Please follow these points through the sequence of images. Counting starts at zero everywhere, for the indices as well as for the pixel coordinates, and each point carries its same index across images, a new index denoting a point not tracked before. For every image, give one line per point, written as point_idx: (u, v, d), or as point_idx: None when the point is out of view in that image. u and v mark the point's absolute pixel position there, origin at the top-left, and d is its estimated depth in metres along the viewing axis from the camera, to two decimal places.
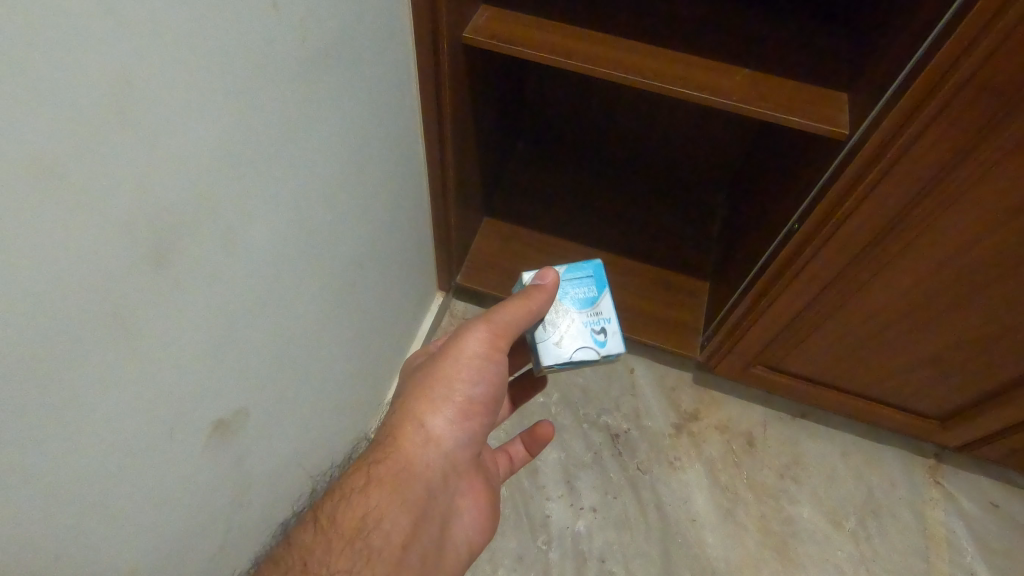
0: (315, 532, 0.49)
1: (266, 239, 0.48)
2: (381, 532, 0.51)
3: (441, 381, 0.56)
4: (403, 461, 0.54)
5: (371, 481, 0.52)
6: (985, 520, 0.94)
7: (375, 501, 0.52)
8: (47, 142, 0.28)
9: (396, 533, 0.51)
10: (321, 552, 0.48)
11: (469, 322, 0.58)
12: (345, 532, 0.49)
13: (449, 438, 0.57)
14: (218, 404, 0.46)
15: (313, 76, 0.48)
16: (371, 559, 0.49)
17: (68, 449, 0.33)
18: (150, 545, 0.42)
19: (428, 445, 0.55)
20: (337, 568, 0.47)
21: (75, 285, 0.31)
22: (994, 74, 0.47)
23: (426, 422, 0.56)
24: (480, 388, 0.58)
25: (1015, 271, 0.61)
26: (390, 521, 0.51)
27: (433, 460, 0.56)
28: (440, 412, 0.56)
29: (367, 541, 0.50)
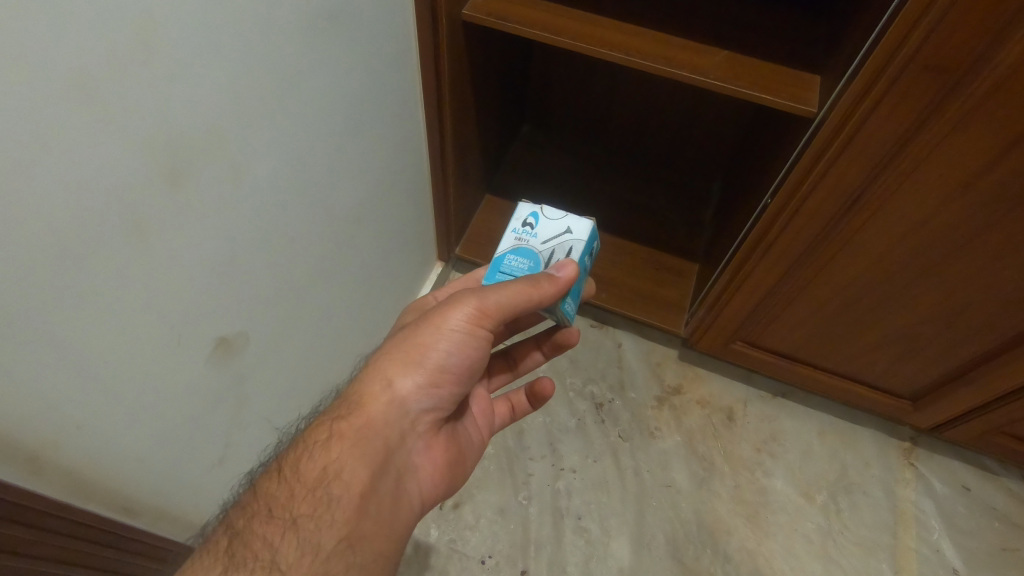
0: (278, 480, 0.50)
1: (269, 180, 0.54)
2: (339, 483, 0.49)
3: (416, 347, 0.53)
4: (365, 418, 0.51)
5: (331, 435, 0.51)
6: (956, 502, 0.96)
7: (335, 453, 0.50)
8: (83, 63, 0.35)
9: (354, 485, 0.49)
10: (285, 498, 0.48)
11: (462, 294, 0.54)
12: (304, 480, 0.49)
13: (416, 403, 0.54)
14: (218, 324, 0.54)
15: (316, 36, 0.54)
16: (330, 508, 0.48)
17: (82, 325, 0.40)
18: (146, 432, 0.49)
19: (391, 406, 0.52)
20: (299, 515, 0.47)
21: (97, 185, 0.38)
22: (937, 50, 0.51)
23: (394, 384, 0.52)
24: (456, 360, 0.54)
25: (972, 245, 0.64)
26: (347, 474, 0.49)
27: (396, 422, 0.53)
28: (408, 376, 0.53)
29: (327, 490, 0.48)
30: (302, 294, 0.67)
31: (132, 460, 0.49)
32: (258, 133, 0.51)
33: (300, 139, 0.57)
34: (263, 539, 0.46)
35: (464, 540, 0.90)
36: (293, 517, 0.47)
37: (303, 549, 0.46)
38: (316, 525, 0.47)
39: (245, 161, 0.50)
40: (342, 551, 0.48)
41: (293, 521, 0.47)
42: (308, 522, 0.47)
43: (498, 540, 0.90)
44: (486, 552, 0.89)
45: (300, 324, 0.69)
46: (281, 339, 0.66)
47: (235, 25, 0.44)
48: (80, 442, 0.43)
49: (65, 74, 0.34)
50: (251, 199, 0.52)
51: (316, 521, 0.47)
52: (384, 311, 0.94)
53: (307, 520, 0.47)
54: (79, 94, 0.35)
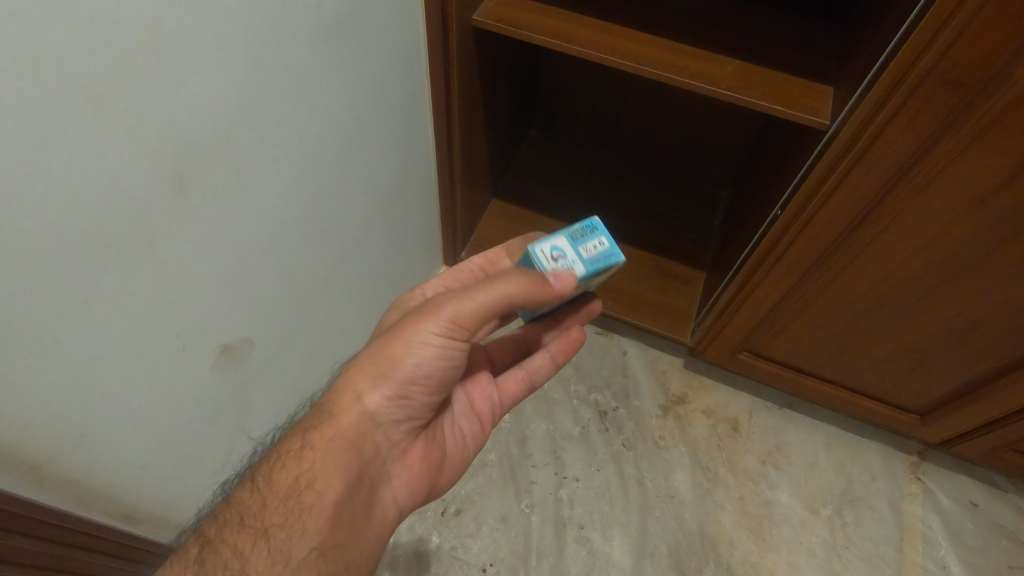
0: (252, 490, 0.49)
1: (276, 187, 0.54)
2: (311, 493, 0.48)
3: (386, 358, 0.51)
4: (337, 429, 0.50)
5: (303, 446, 0.50)
6: (963, 518, 0.95)
7: (307, 463, 0.49)
8: (91, 73, 0.35)
9: (327, 494, 0.49)
10: (256, 507, 0.48)
11: (437, 300, 0.51)
12: (276, 490, 0.48)
13: (387, 414, 0.52)
14: (221, 332, 0.53)
15: (325, 41, 0.54)
16: (302, 517, 0.48)
17: (86, 333, 0.40)
18: (144, 438, 0.49)
19: (363, 417, 0.51)
20: (271, 524, 0.47)
21: (106, 192, 0.38)
22: (953, 66, 0.51)
23: (363, 397, 0.51)
24: (426, 371, 0.51)
25: (985, 260, 0.63)
26: (320, 484, 0.49)
27: (368, 433, 0.52)
28: (377, 389, 0.51)
29: (299, 499, 0.48)
30: (307, 300, 0.67)
31: (133, 468, 0.49)
32: (265, 141, 0.50)
33: (308, 146, 0.56)
34: (233, 548, 0.46)
35: (465, 548, 0.90)
36: (265, 526, 0.47)
37: (274, 558, 0.46)
38: (287, 534, 0.47)
39: (253, 168, 0.50)
40: (315, 561, 0.47)
41: (264, 528, 0.47)
42: (279, 531, 0.47)
43: (500, 548, 0.90)
44: (487, 560, 0.89)
45: (304, 330, 0.69)
46: (285, 345, 0.65)
47: (245, 34, 0.44)
48: (82, 452, 0.44)
49: (72, 83, 0.34)
50: (257, 206, 0.52)
51: (288, 529, 0.47)
52: None
53: (278, 528, 0.47)
54: (87, 102, 0.35)
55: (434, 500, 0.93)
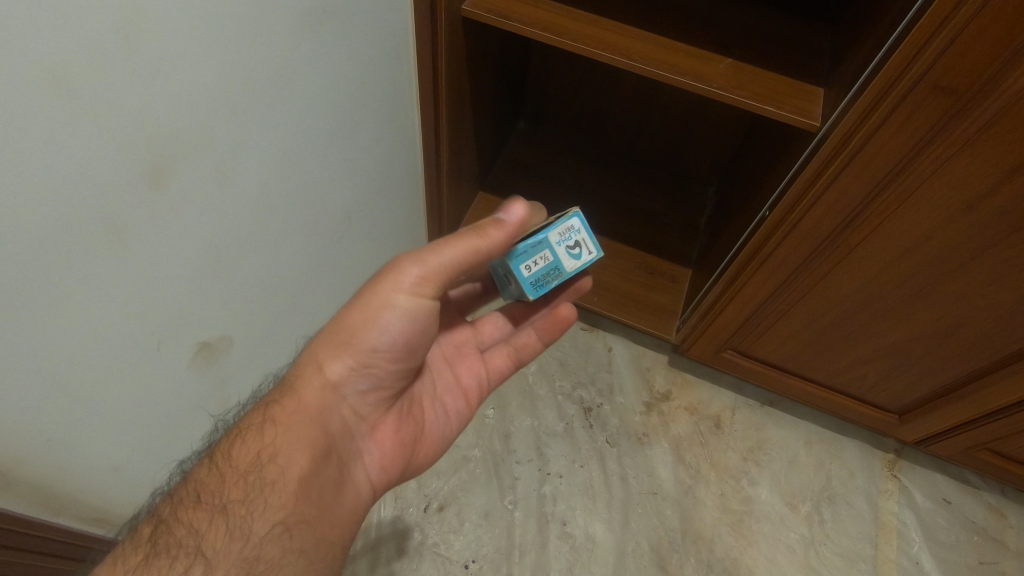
0: (208, 466, 0.47)
1: (256, 180, 0.52)
2: (274, 468, 0.47)
3: (343, 328, 0.52)
4: (298, 402, 0.50)
5: (265, 419, 0.49)
6: (936, 514, 0.97)
7: (269, 437, 0.48)
8: (55, 57, 0.32)
9: (291, 470, 0.47)
10: (214, 484, 0.46)
11: (403, 254, 0.52)
12: (238, 467, 0.47)
13: (351, 386, 0.53)
14: (200, 330, 0.52)
15: (308, 29, 0.52)
16: (263, 492, 0.46)
17: (55, 334, 0.38)
18: (113, 437, 0.47)
19: (324, 390, 0.52)
20: (230, 500, 0.45)
21: (76, 188, 0.36)
22: (945, 73, 0.51)
23: (325, 368, 0.52)
24: (392, 335, 0.52)
25: (970, 265, 0.64)
26: (283, 458, 0.48)
27: (331, 407, 0.52)
28: (338, 359, 0.52)
29: (261, 475, 0.47)
30: (287, 295, 0.65)
31: (105, 469, 0.48)
32: (245, 132, 0.48)
33: (290, 138, 0.55)
34: (187, 525, 0.44)
35: (448, 544, 0.89)
36: (225, 502, 0.45)
37: (233, 534, 0.44)
38: (248, 510, 0.45)
39: (233, 159, 0.48)
40: (277, 536, 0.45)
41: (224, 505, 0.45)
42: (240, 507, 0.45)
43: (483, 544, 0.90)
44: (470, 557, 0.89)
45: (283, 324, 0.67)
46: (263, 341, 0.64)
47: (225, 20, 0.42)
48: (49, 454, 0.42)
49: (38, 71, 0.32)
50: (236, 198, 0.50)
51: (248, 505, 0.45)
52: None
53: (239, 505, 0.45)
54: (53, 92, 0.33)
55: (417, 496, 0.92)
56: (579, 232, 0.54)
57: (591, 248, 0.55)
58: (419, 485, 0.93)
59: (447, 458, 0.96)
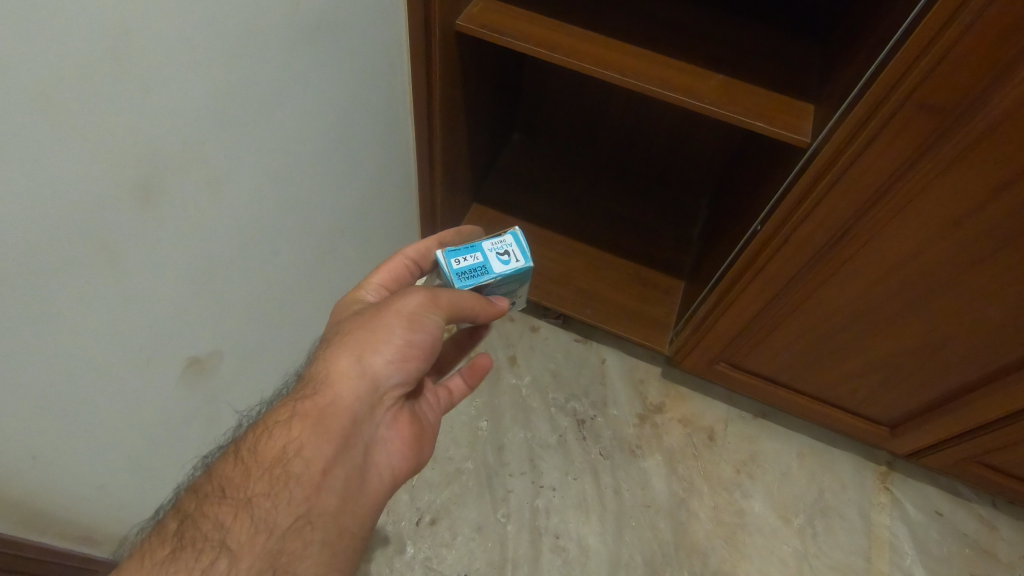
0: (234, 461, 0.48)
1: (248, 195, 0.52)
2: (299, 462, 0.47)
3: (378, 328, 0.50)
4: (331, 396, 0.48)
5: (293, 414, 0.48)
6: (928, 527, 0.97)
7: (296, 432, 0.47)
8: (47, 77, 0.33)
9: (316, 462, 0.47)
10: (239, 478, 0.47)
11: (411, 286, 0.53)
12: (263, 460, 0.47)
13: (388, 380, 0.51)
14: (191, 344, 0.52)
15: (301, 45, 0.52)
16: (288, 485, 0.46)
17: (42, 352, 0.38)
18: (101, 452, 0.47)
19: (361, 380, 0.49)
20: (254, 493, 0.46)
21: (65, 205, 0.36)
22: (931, 92, 0.51)
23: (364, 359, 0.50)
24: (424, 338, 0.51)
25: (958, 280, 0.64)
26: (309, 451, 0.47)
27: (364, 398, 0.49)
28: (377, 352, 0.50)
29: (287, 468, 0.46)
30: (279, 308, 0.65)
31: (93, 485, 0.48)
32: (236, 148, 0.49)
33: (282, 153, 0.55)
34: (213, 520, 0.45)
35: (440, 558, 0.89)
36: (248, 496, 0.46)
37: (256, 527, 0.45)
38: (273, 503, 0.46)
39: (225, 174, 0.48)
40: (299, 529, 0.46)
41: (248, 499, 0.46)
42: (264, 501, 0.46)
43: (475, 558, 0.89)
44: (462, 570, 0.88)
45: (274, 338, 0.67)
46: (254, 355, 0.64)
47: (217, 37, 0.42)
48: (37, 472, 0.42)
49: (30, 90, 0.32)
50: (228, 212, 0.50)
51: (273, 498, 0.46)
52: None
53: (263, 498, 0.46)
54: (44, 111, 0.33)
55: (409, 509, 0.92)
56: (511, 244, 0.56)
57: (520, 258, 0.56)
58: (412, 498, 0.93)
59: (440, 471, 0.95)
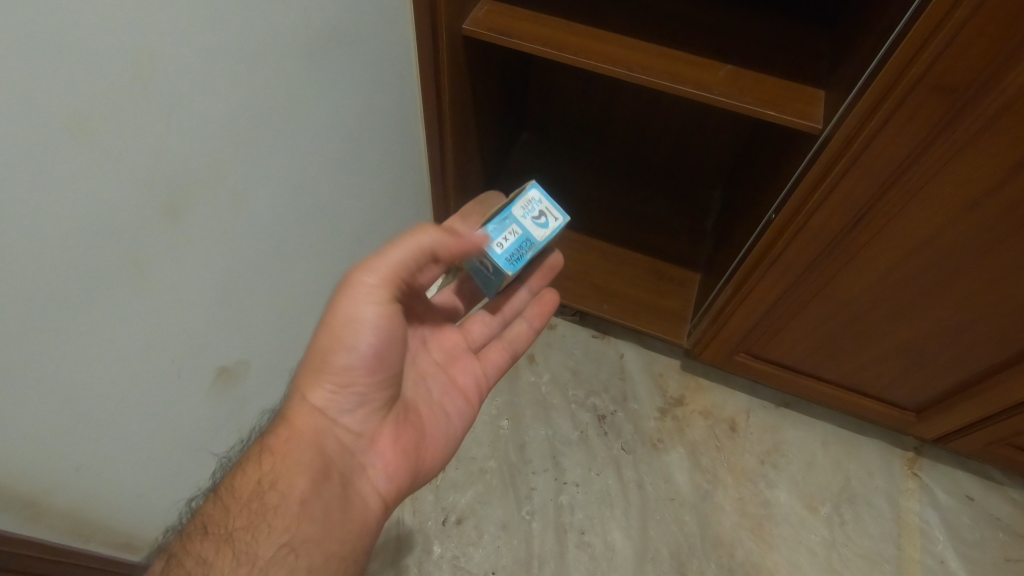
0: (213, 500, 0.49)
1: (268, 207, 0.53)
2: (276, 494, 0.49)
3: (321, 352, 0.53)
4: (291, 432, 0.52)
5: (262, 452, 0.51)
6: (960, 512, 0.96)
7: (268, 467, 0.50)
8: (77, 106, 0.34)
9: (293, 494, 0.49)
10: (219, 515, 0.47)
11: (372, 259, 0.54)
12: (242, 496, 0.48)
13: (342, 407, 0.54)
14: (219, 355, 0.54)
15: (314, 57, 0.53)
16: (267, 517, 0.47)
17: (81, 370, 0.40)
18: (136, 462, 0.48)
19: (316, 417, 0.53)
20: (235, 527, 0.47)
21: (96, 228, 0.38)
22: (943, 75, 0.51)
23: (312, 398, 0.53)
24: (365, 343, 0.52)
25: (980, 262, 0.64)
26: (284, 484, 0.49)
27: (325, 431, 0.53)
28: (322, 385, 0.53)
29: (264, 501, 0.48)
30: (301, 314, 0.67)
31: (131, 494, 0.50)
32: (256, 163, 0.50)
33: (299, 165, 0.56)
34: (196, 555, 0.45)
35: (467, 557, 0.90)
36: (229, 530, 0.46)
37: (239, 560, 0.45)
38: (252, 535, 0.47)
39: (245, 188, 0.50)
40: (283, 557, 0.46)
41: (229, 534, 0.46)
42: (245, 533, 0.46)
43: (502, 556, 0.90)
44: (489, 569, 0.89)
45: (296, 344, 0.68)
46: (278, 362, 0.65)
47: (232, 55, 0.44)
48: (79, 482, 0.43)
49: (60, 119, 0.33)
50: (249, 226, 0.52)
51: (253, 530, 0.47)
52: None
53: (244, 532, 0.46)
54: (75, 137, 0.35)
55: (435, 509, 0.93)
56: (541, 202, 0.56)
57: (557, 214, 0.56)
58: (437, 498, 0.94)
59: (464, 470, 0.96)
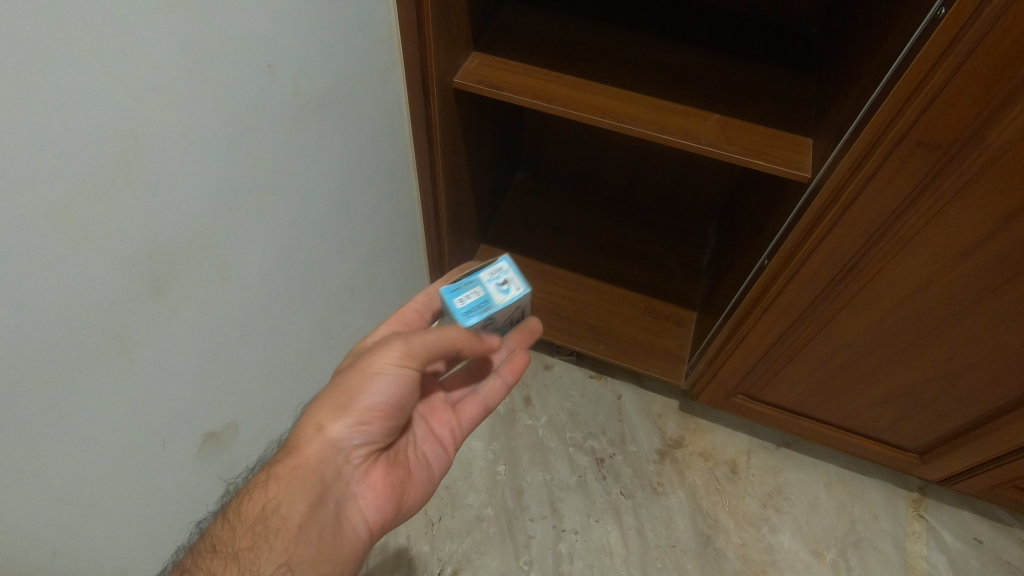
0: (223, 522, 0.50)
1: (257, 269, 0.54)
2: (277, 518, 0.50)
3: (343, 390, 0.52)
4: (300, 461, 0.51)
5: (269, 478, 0.51)
6: (968, 555, 0.94)
7: (273, 492, 0.50)
8: (61, 193, 0.34)
9: (292, 519, 0.50)
10: (227, 535, 0.49)
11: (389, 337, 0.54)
12: (246, 517, 0.50)
13: (350, 441, 0.53)
14: (207, 418, 0.53)
15: (303, 120, 0.54)
16: (270, 539, 0.49)
17: (63, 450, 0.39)
18: (118, 534, 0.47)
19: (325, 447, 0.52)
20: (240, 548, 0.48)
21: (79, 308, 0.37)
22: (926, 131, 0.52)
23: (324, 427, 0.52)
24: (384, 398, 0.53)
25: (974, 309, 0.63)
26: (286, 508, 0.50)
27: (330, 460, 0.52)
28: (339, 419, 0.52)
29: (267, 524, 0.49)
30: (292, 369, 0.66)
31: (115, 567, 0.48)
32: (244, 229, 0.50)
33: (289, 224, 0.56)
34: (205, 573, 0.46)
35: None
36: (236, 551, 0.48)
37: (244, 575, 0.47)
38: (255, 555, 0.48)
39: (233, 253, 0.50)
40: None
41: (236, 553, 0.48)
42: (248, 553, 0.48)
43: None
44: None
45: (286, 401, 0.67)
46: (269, 420, 0.64)
47: (220, 127, 0.44)
48: (59, 561, 0.42)
49: (45, 207, 0.34)
50: (237, 289, 0.51)
51: (256, 550, 0.48)
52: None
53: (249, 552, 0.48)
54: (58, 225, 0.35)
55: (430, 560, 0.91)
56: (508, 271, 0.57)
57: (520, 284, 0.56)
58: (433, 548, 0.92)
59: (460, 519, 0.94)
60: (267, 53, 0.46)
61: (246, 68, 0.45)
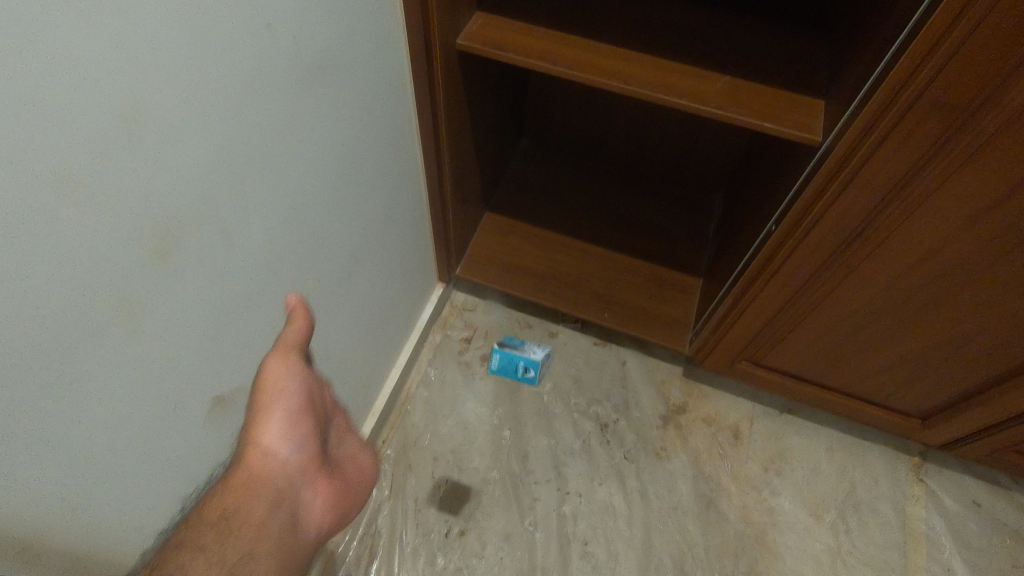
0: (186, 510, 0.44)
1: (261, 235, 0.53)
2: (240, 513, 0.43)
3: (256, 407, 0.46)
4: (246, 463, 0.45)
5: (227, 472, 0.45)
6: (966, 518, 0.95)
7: (233, 484, 0.44)
8: (64, 158, 0.34)
9: (253, 517, 0.43)
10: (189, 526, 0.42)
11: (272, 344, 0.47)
12: (211, 511, 0.43)
13: (273, 457, 0.46)
14: (215, 382, 0.54)
15: (304, 82, 0.53)
16: (234, 534, 0.42)
17: (75, 412, 0.40)
18: (132, 495, 0.48)
19: (264, 455, 0.46)
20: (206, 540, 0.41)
21: (85, 273, 0.37)
22: (942, 92, 0.50)
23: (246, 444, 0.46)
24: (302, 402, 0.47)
25: (982, 275, 0.63)
26: (246, 503, 0.44)
27: (267, 471, 0.45)
28: (262, 430, 0.46)
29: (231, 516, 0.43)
30: None
31: (132, 526, 0.49)
32: (247, 194, 0.50)
33: (291, 190, 0.56)
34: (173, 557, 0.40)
35: (471, 569, 0.90)
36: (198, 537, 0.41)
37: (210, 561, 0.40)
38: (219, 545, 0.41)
39: (236, 219, 0.49)
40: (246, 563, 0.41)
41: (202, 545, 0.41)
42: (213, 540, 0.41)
43: (505, 567, 0.90)
44: None
45: None
46: None
47: (220, 89, 0.43)
48: (75, 519, 0.43)
49: (49, 172, 0.33)
50: (241, 255, 0.51)
51: (220, 540, 0.41)
52: (383, 338, 0.93)
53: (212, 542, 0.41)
54: (62, 190, 0.34)
55: (437, 521, 0.93)
56: None
57: None
58: (440, 510, 0.94)
59: (466, 482, 0.96)
60: (265, 12, 0.45)
61: (245, 28, 0.44)
